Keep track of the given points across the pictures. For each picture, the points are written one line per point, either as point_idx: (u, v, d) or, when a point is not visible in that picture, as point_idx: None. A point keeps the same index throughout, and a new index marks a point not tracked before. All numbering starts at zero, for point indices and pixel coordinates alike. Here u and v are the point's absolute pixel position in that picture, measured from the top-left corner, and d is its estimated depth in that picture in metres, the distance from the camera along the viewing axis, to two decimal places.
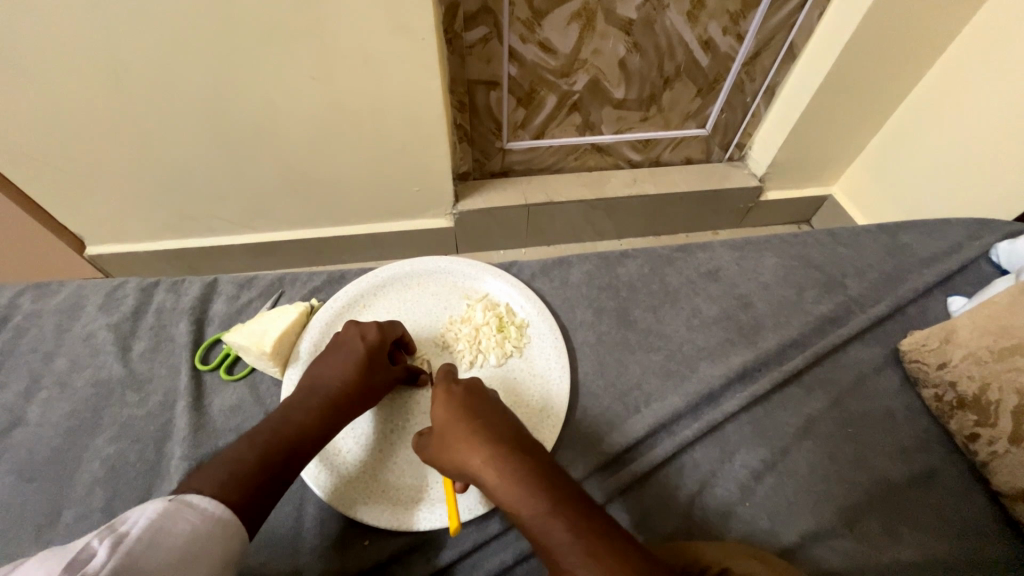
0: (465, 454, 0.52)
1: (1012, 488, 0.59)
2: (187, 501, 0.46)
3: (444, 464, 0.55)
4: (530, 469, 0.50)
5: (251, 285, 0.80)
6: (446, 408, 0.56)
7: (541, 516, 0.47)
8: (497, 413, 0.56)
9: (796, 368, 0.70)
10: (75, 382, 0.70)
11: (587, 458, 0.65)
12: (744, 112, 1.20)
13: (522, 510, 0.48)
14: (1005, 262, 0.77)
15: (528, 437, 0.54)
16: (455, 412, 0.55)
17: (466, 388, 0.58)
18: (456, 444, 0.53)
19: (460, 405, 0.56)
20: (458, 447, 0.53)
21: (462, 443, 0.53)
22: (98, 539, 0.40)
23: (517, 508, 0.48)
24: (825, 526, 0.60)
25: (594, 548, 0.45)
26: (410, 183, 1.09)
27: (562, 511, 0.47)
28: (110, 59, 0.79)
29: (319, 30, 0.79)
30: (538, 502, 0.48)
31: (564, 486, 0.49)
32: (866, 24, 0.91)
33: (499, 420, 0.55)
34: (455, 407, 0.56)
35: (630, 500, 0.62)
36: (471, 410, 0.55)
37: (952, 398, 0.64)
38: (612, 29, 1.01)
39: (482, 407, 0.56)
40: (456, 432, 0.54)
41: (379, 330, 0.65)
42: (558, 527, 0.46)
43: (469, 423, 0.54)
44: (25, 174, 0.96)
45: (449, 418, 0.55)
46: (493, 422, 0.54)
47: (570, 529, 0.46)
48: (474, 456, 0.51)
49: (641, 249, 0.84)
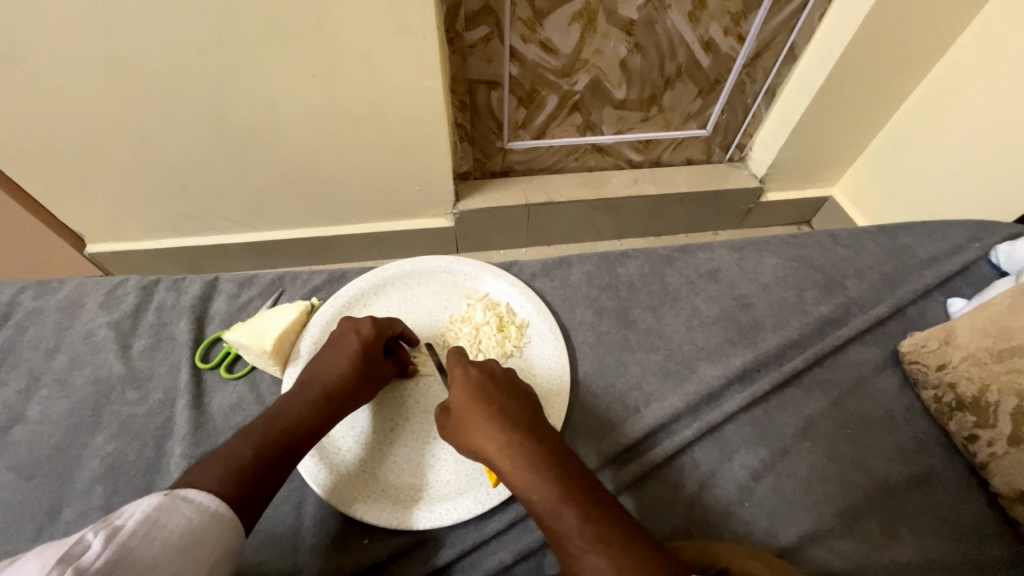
0: (481, 438, 0.53)
1: (1011, 489, 0.59)
2: (183, 494, 0.47)
3: (460, 445, 0.56)
4: (543, 455, 0.51)
5: (252, 284, 0.80)
6: (463, 392, 0.56)
7: (552, 502, 0.48)
8: (515, 396, 0.57)
9: (796, 369, 0.70)
10: (75, 380, 0.70)
11: (589, 455, 0.65)
12: (745, 112, 1.20)
13: (532, 495, 0.49)
14: (1004, 264, 0.77)
15: (542, 422, 0.55)
16: (472, 395, 0.56)
17: (483, 372, 0.59)
18: (472, 427, 0.54)
19: (477, 388, 0.56)
20: (474, 430, 0.54)
21: (478, 427, 0.54)
22: (93, 532, 0.40)
23: (528, 493, 0.49)
24: (825, 526, 0.60)
25: (602, 536, 0.45)
26: (411, 183, 1.09)
27: (572, 497, 0.48)
28: (111, 58, 0.79)
29: (320, 30, 0.79)
30: (548, 488, 0.48)
31: (576, 474, 0.50)
32: (866, 27, 0.91)
33: (516, 405, 0.55)
34: (472, 389, 0.56)
35: (632, 497, 0.63)
36: (488, 394, 0.56)
37: (952, 399, 0.64)
38: (613, 29, 1.01)
39: (500, 391, 0.57)
40: (472, 416, 0.54)
41: (373, 323, 0.65)
42: (568, 513, 0.47)
43: (486, 407, 0.55)
44: (27, 173, 0.96)
45: (466, 400, 0.56)
46: (509, 407, 0.55)
47: (580, 516, 0.46)
48: (489, 440, 0.52)
49: (642, 249, 0.84)
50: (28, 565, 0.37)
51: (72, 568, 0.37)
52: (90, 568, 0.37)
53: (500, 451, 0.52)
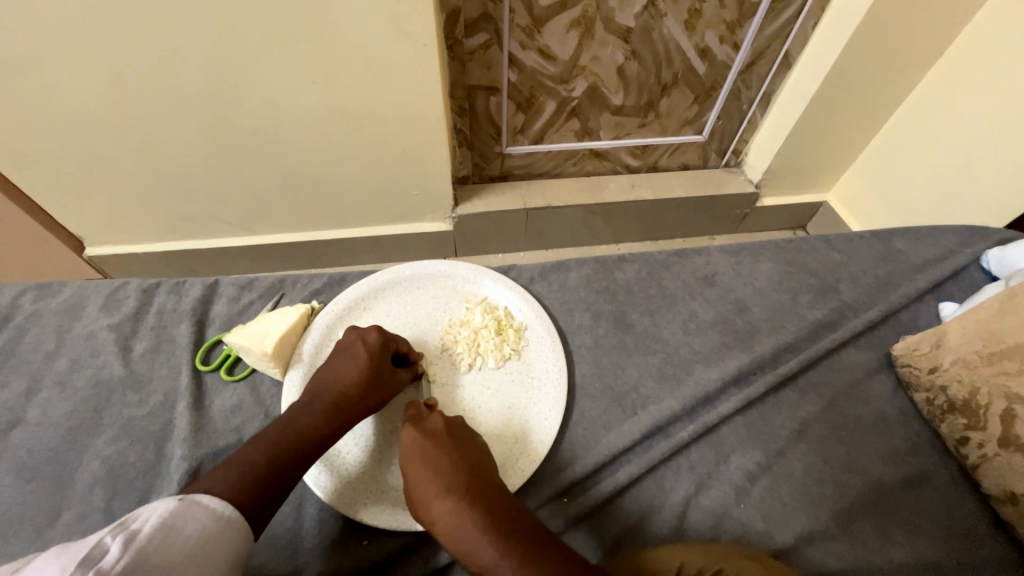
0: (422, 501, 0.54)
1: (1002, 490, 0.60)
2: (197, 499, 0.47)
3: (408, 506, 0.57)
4: (481, 514, 0.51)
5: (252, 287, 0.81)
6: (405, 453, 0.57)
7: (490, 565, 0.48)
8: (455, 451, 0.57)
9: (791, 372, 0.71)
10: (76, 382, 0.71)
11: (532, 494, 0.63)
12: (740, 119, 1.22)
13: (473, 556, 0.49)
14: (995, 268, 0.78)
15: (483, 476, 0.55)
16: (411, 458, 0.56)
17: (424, 430, 0.58)
18: (415, 492, 0.55)
19: (414, 450, 0.56)
20: (415, 495, 0.54)
21: (421, 493, 0.54)
22: (111, 535, 0.41)
23: (469, 554, 0.50)
24: (819, 527, 0.61)
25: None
26: (410, 186, 1.10)
27: (513, 556, 0.48)
28: (114, 61, 0.80)
29: (322, 36, 0.81)
30: (487, 548, 0.49)
31: (515, 528, 0.50)
32: (856, 36, 0.93)
33: (455, 463, 0.55)
34: (411, 452, 0.56)
35: (581, 536, 0.61)
36: (425, 456, 0.56)
37: (943, 402, 0.65)
38: (610, 37, 1.02)
39: (437, 450, 0.56)
40: (413, 480, 0.55)
41: (379, 333, 0.66)
42: (508, 573, 0.47)
43: (424, 471, 0.55)
44: (29, 177, 0.97)
45: (407, 464, 0.56)
46: (446, 467, 0.55)
47: (519, 575, 0.47)
48: (430, 505, 0.53)
49: (639, 253, 0.85)
50: (50, 567, 0.38)
51: (93, 570, 0.38)
52: (110, 572, 0.38)
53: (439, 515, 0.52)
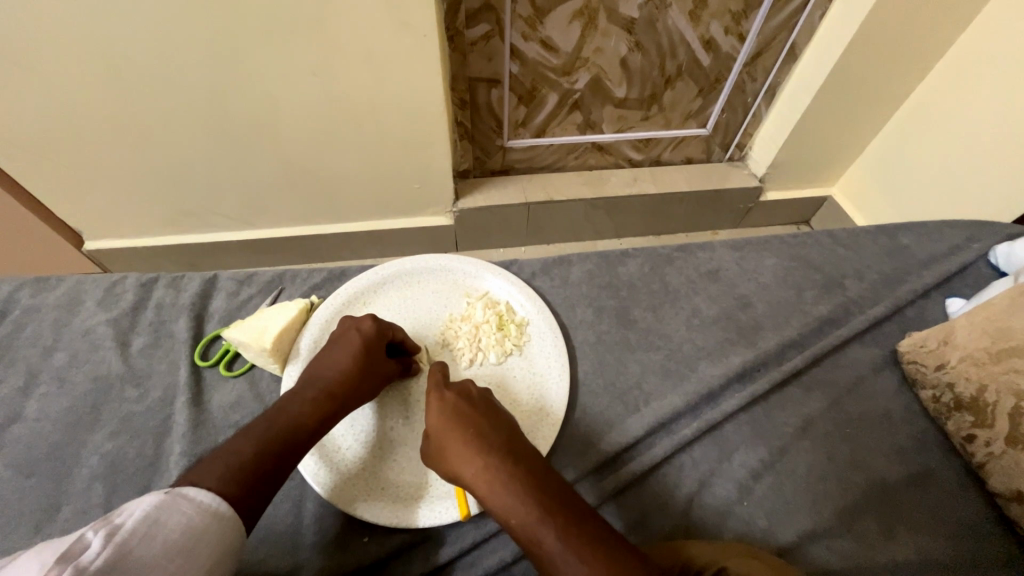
0: (458, 463, 0.53)
1: (1008, 488, 0.59)
2: (185, 493, 0.47)
3: (441, 470, 0.56)
4: (521, 477, 0.50)
5: (251, 282, 0.80)
6: (440, 416, 0.56)
7: (534, 526, 0.48)
8: (492, 417, 0.56)
9: (795, 369, 0.71)
10: (74, 377, 0.70)
11: (570, 467, 0.64)
12: (744, 111, 1.20)
13: (511, 518, 0.49)
14: (1003, 264, 0.77)
15: (519, 442, 0.54)
16: (447, 421, 0.56)
17: (459, 394, 0.58)
18: (450, 454, 0.54)
19: (453, 414, 0.56)
20: (451, 457, 0.54)
21: (456, 456, 0.54)
22: (93, 530, 0.40)
23: (506, 516, 0.49)
24: (823, 525, 0.61)
25: (582, 557, 0.45)
26: (411, 180, 1.09)
27: (552, 519, 0.47)
28: (108, 52, 0.79)
29: (320, 27, 0.79)
30: (527, 510, 0.48)
31: (553, 492, 0.50)
32: (864, 28, 0.91)
33: (493, 428, 0.55)
34: (447, 415, 0.56)
35: (614, 510, 0.62)
36: (462, 422, 0.55)
37: (950, 400, 0.64)
38: (614, 28, 1.01)
39: (477, 415, 0.56)
40: (451, 443, 0.54)
41: (374, 321, 0.66)
42: (548, 535, 0.47)
43: (461, 434, 0.54)
44: (25, 171, 0.95)
45: (443, 427, 0.56)
46: (484, 431, 0.54)
47: (560, 537, 0.46)
48: (467, 468, 0.53)
49: (642, 248, 0.84)
50: (30, 563, 0.38)
51: (72, 566, 0.37)
52: (89, 568, 0.38)
53: (476, 477, 0.52)
